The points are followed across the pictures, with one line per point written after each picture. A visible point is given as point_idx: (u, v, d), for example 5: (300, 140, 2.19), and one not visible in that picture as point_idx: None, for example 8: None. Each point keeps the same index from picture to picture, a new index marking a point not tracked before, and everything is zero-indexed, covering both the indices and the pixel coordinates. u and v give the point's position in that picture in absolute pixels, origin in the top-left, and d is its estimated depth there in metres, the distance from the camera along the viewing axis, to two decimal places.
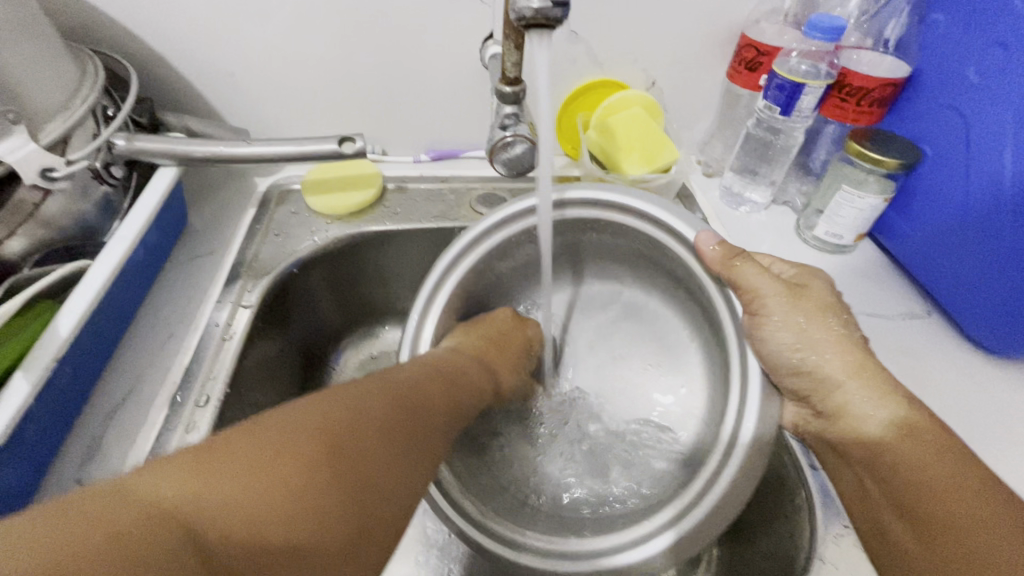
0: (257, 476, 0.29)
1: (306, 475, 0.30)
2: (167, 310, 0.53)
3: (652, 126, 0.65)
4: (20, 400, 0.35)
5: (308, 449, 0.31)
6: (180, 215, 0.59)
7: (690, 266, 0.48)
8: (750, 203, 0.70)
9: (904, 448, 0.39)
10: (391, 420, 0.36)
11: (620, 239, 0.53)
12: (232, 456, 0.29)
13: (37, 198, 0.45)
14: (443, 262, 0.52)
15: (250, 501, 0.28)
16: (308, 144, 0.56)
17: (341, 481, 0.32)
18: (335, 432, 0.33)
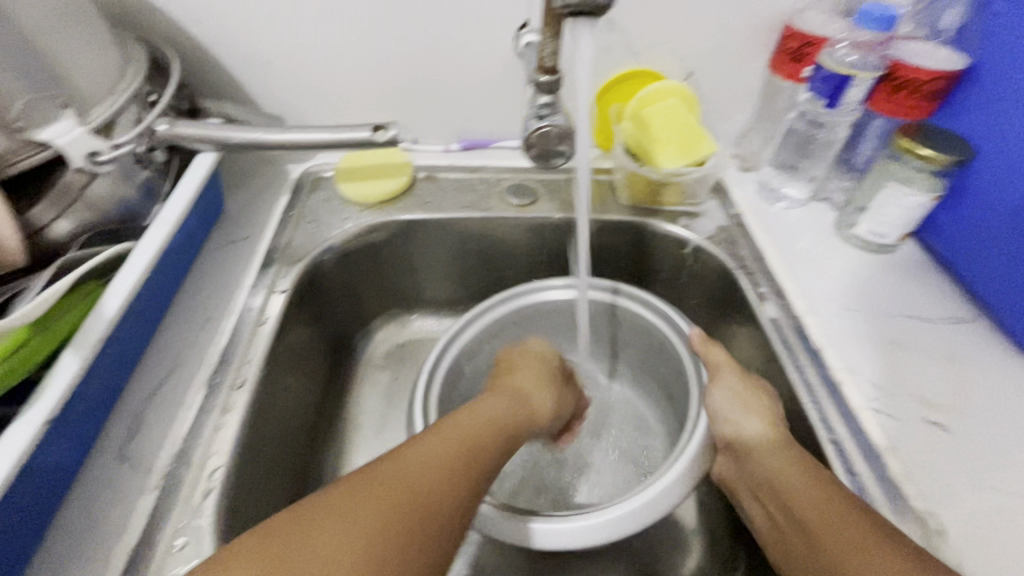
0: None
1: (287, 569, 0.28)
2: (205, 294, 0.54)
3: (689, 119, 0.63)
4: (69, 377, 0.36)
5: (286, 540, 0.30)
6: (218, 200, 0.60)
7: (674, 344, 0.58)
8: (788, 199, 0.68)
9: (760, 448, 0.47)
10: (386, 485, 0.34)
11: (644, 335, 0.62)
12: (249, 556, 0.29)
13: (84, 181, 0.46)
14: (481, 308, 0.62)
15: None
16: (342, 132, 0.56)
17: (405, 524, 0.33)
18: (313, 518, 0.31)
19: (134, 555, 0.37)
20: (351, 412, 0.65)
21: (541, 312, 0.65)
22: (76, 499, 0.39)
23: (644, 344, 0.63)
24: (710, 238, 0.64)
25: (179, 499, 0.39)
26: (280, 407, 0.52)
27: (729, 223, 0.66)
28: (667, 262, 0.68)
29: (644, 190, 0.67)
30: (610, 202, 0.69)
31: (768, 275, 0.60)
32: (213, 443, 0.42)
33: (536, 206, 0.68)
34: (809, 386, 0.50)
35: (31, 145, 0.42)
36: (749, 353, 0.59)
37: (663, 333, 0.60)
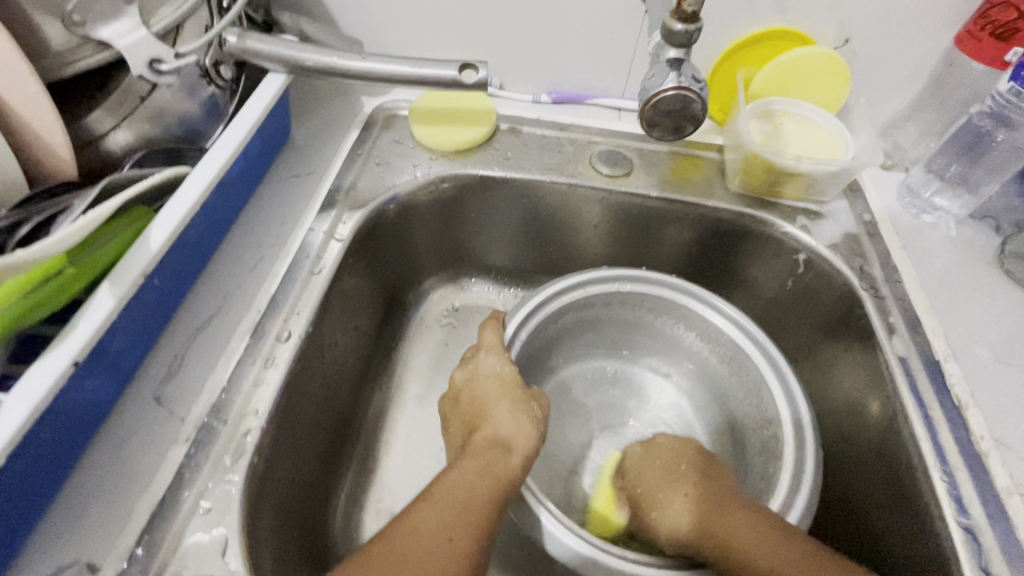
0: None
1: (443, 530, 0.34)
2: (260, 229, 0.50)
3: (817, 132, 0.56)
4: (104, 313, 0.33)
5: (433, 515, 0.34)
6: (284, 127, 0.54)
7: (756, 363, 0.52)
8: (937, 212, 0.56)
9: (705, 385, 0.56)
10: (467, 458, 0.39)
11: (716, 348, 0.56)
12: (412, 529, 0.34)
13: (145, 88, 0.42)
14: (554, 288, 0.54)
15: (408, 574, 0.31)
16: (426, 66, 0.49)
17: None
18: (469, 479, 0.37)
19: (157, 511, 0.34)
20: (396, 373, 0.61)
21: (606, 302, 0.57)
22: (107, 437, 0.37)
23: (725, 357, 0.55)
24: (834, 246, 0.54)
25: (210, 458, 0.36)
26: (325, 362, 0.48)
27: (858, 230, 0.55)
28: (773, 265, 0.58)
29: (761, 178, 0.56)
30: (716, 185, 0.59)
31: (902, 302, 0.49)
32: (252, 400, 0.39)
33: (630, 179, 0.59)
34: (941, 451, 0.41)
35: (90, 44, 0.38)
36: (863, 388, 0.49)
37: (740, 345, 0.53)
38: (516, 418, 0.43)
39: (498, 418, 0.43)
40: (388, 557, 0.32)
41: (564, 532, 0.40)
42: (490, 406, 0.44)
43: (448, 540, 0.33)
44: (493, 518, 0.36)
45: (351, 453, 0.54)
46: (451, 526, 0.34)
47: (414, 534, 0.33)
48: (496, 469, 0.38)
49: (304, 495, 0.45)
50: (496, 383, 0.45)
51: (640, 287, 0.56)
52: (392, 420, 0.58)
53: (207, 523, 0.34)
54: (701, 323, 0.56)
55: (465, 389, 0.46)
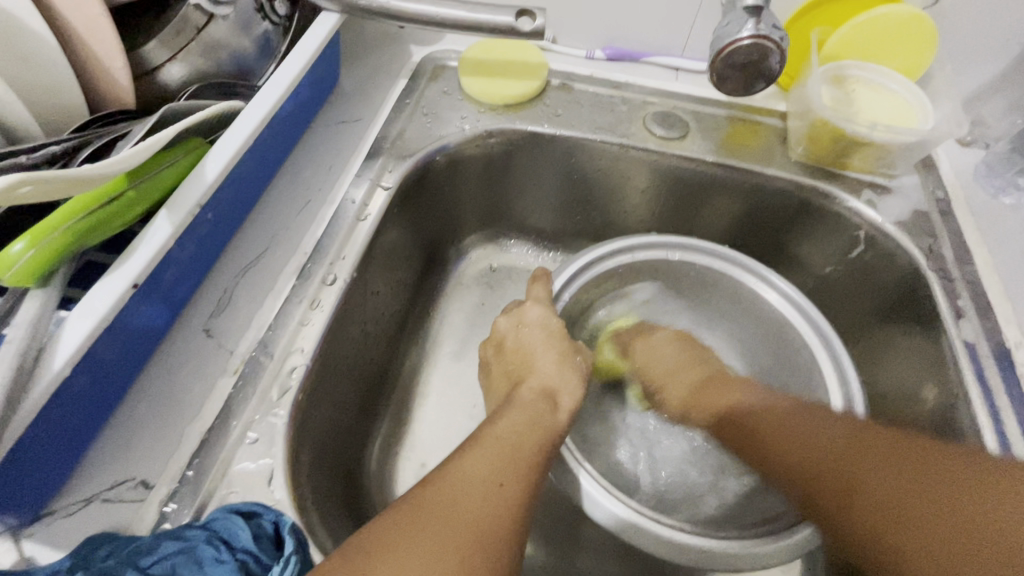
0: (458, 501, 0.31)
1: (499, 467, 0.34)
2: (307, 173, 0.50)
3: (888, 104, 0.52)
4: (162, 239, 0.33)
5: (492, 453, 0.35)
6: (333, 72, 0.54)
7: (808, 340, 0.50)
8: (1017, 194, 0.52)
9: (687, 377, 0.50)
10: (517, 410, 0.39)
11: (765, 324, 0.54)
12: (472, 463, 0.34)
13: (202, 20, 0.42)
14: (598, 251, 0.53)
15: (469, 501, 0.31)
16: (482, 10, 0.47)
17: (486, 505, 0.31)
18: (523, 430, 0.37)
19: (207, 438, 0.35)
20: (432, 328, 0.61)
21: (652, 269, 0.55)
22: (158, 364, 0.37)
23: (774, 334, 0.53)
24: (901, 223, 0.51)
25: (257, 390, 0.37)
26: (366, 310, 0.48)
27: (930, 208, 0.51)
28: (830, 243, 0.55)
29: (827, 146, 0.52)
30: (776, 153, 0.56)
31: (973, 285, 0.46)
32: (297, 338, 0.39)
33: (684, 142, 0.56)
34: (1005, 440, 0.39)
35: None
36: (920, 373, 0.47)
37: (790, 322, 0.51)
38: (560, 371, 0.43)
39: (542, 369, 0.43)
40: (440, 495, 0.31)
41: (601, 491, 0.40)
42: (534, 359, 0.44)
43: (500, 486, 0.33)
44: (540, 470, 0.36)
45: (387, 403, 0.54)
46: (501, 473, 0.34)
47: (474, 463, 0.34)
48: (543, 421, 0.38)
49: (342, 437, 0.46)
50: (541, 334, 0.45)
51: (686, 256, 0.54)
52: (427, 374, 0.58)
53: (254, 453, 0.35)
54: (751, 299, 0.54)
55: (509, 339, 0.46)
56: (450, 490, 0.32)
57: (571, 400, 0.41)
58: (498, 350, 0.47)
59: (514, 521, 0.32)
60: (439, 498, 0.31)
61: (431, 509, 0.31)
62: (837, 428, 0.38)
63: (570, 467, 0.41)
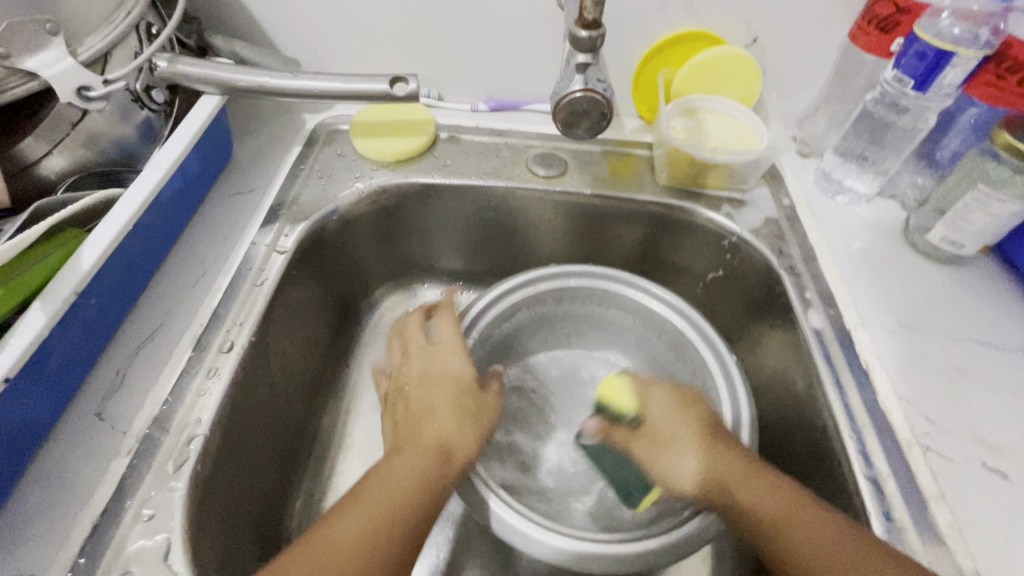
0: (333, 556, 0.34)
1: (384, 520, 0.37)
2: (203, 247, 0.51)
3: (733, 132, 0.59)
4: (36, 331, 0.34)
5: (379, 506, 0.37)
6: (224, 147, 0.56)
7: (692, 338, 0.55)
8: (849, 193, 0.60)
9: (683, 435, 0.46)
10: (407, 456, 0.41)
11: (660, 334, 0.58)
12: (358, 514, 0.37)
13: (76, 115, 0.43)
14: (499, 290, 0.56)
15: (344, 555, 0.34)
16: (356, 81, 0.51)
17: (356, 559, 0.34)
18: (417, 481, 0.39)
19: (99, 522, 0.35)
20: (352, 379, 0.62)
21: (553, 297, 0.59)
22: (47, 455, 0.37)
23: (667, 342, 0.58)
24: (756, 231, 0.57)
25: (152, 466, 0.37)
26: (273, 371, 0.49)
27: (779, 215, 0.59)
28: (702, 253, 0.62)
29: (685, 170, 0.59)
30: (647, 180, 0.62)
31: (818, 278, 0.53)
32: (193, 410, 0.40)
33: (565, 178, 0.62)
34: (851, 411, 0.44)
35: (17, 75, 0.39)
36: (786, 359, 0.53)
37: (678, 328, 0.56)
38: (454, 403, 0.46)
39: (442, 418, 0.44)
40: (319, 552, 0.34)
41: (514, 514, 0.42)
42: (433, 409, 0.45)
43: (373, 536, 0.36)
44: (422, 523, 0.38)
45: (307, 460, 0.55)
46: (377, 522, 0.36)
47: (361, 516, 0.36)
48: (430, 475, 0.40)
49: (258, 501, 0.46)
50: (442, 383, 0.47)
51: (580, 283, 0.58)
52: (348, 426, 0.59)
53: (148, 529, 0.35)
54: (643, 311, 0.58)
55: (408, 386, 0.48)
56: (324, 546, 0.35)
57: (467, 443, 0.44)
58: (399, 390, 0.49)
59: (396, 562, 0.36)
60: (311, 542, 0.35)
61: (310, 558, 0.34)
62: (821, 522, 0.38)
63: (481, 496, 0.42)
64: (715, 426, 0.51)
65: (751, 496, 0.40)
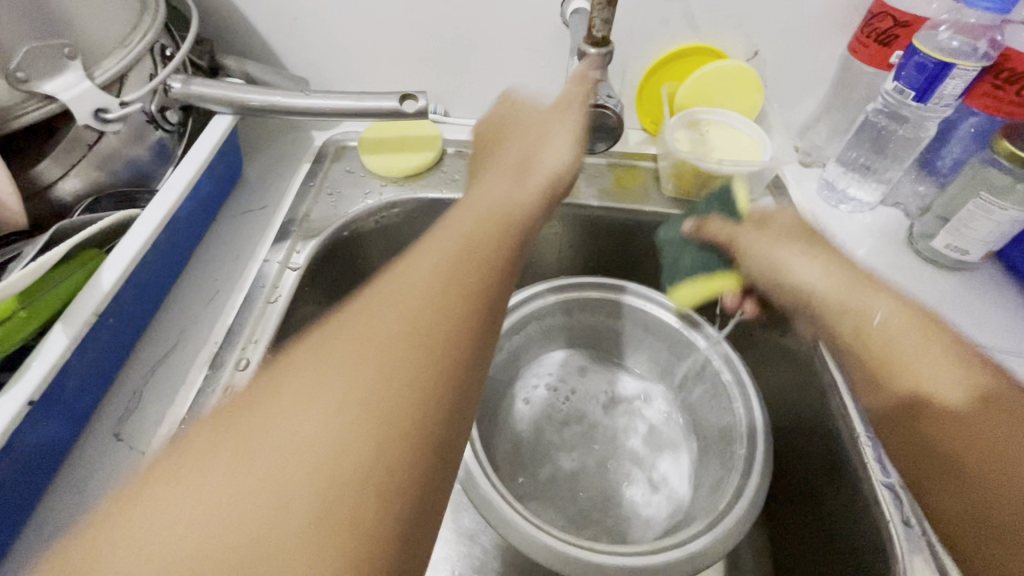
0: (297, 410, 0.22)
1: (395, 350, 0.24)
2: (216, 266, 0.52)
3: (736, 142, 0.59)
4: (58, 353, 0.34)
5: (398, 333, 0.25)
6: (235, 165, 0.57)
7: (704, 347, 0.55)
8: (852, 202, 0.61)
9: (880, 310, 0.42)
10: (445, 270, 0.28)
11: (670, 342, 0.59)
12: (357, 340, 0.25)
13: (92, 138, 0.44)
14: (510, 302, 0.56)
15: (298, 424, 0.22)
16: (367, 99, 0.52)
17: (309, 468, 0.21)
18: (470, 285, 0.28)
19: None
20: None
21: (564, 307, 0.59)
22: (65, 477, 0.37)
23: (678, 350, 0.58)
24: None
25: None
26: None
27: None
28: None
29: (691, 181, 0.60)
30: (652, 192, 0.63)
31: None
32: None
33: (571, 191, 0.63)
34: (864, 419, 0.45)
35: (34, 98, 0.39)
36: (796, 366, 0.53)
37: (688, 338, 0.56)
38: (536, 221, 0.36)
39: (545, 161, 0.40)
40: (312, 365, 0.24)
41: (542, 533, 0.42)
42: (541, 134, 0.42)
43: (370, 363, 0.24)
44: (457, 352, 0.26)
45: None
46: (414, 318, 0.26)
47: (340, 368, 0.23)
48: (459, 280, 0.28)
49: None
50: (539, 112, 0.44)
51: (591, 293, 0.59)
52: None
53: None
54: (654, 321, 0.58)
55: (499, 126, 0.45)
56: (316, 372, 0.23)
57: (496, 265, 0.30)
58: (479, 150, 0.46)
59: (421, 410, 0.23)
60: (341, 328, 0.25)
61: (270, 401, 0.23)
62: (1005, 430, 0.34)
63: (507, 517, 0.42)
64: (728, 434, 0.51)
65: (931, 371, 0.38)
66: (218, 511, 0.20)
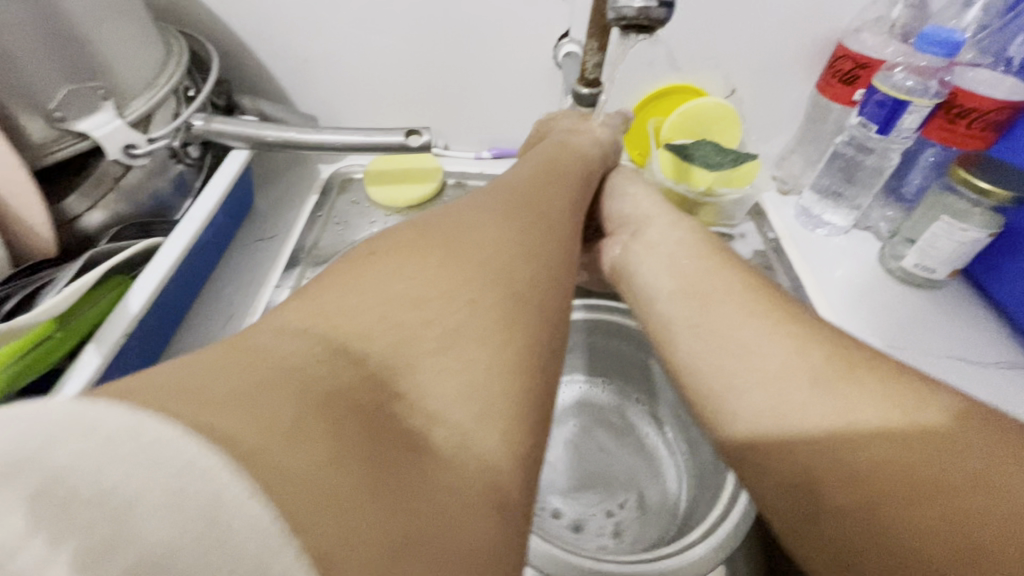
0: (314, 387, 0.20)
1: (468, 281, 0.27)
2: (229, 291, 0.54)
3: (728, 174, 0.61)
4: (90, 373, 0.36)
5: (490, 283, 0.28)
6: (247, 197, 0.60)
7: None
8: (828, 226, 0.65)
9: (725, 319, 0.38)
10: (509, 225, 0.32)
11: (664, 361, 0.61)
12: (427, 263, 0.28)
13: (119, 172, 0.47)
14: None
15: (354, 373, 0.21)
16: (375, 134, 0.55)
17: (367, 412, 0.20)
18: (542, 251, 0.32)
19: None
20: None
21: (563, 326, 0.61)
22: None
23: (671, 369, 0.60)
24: (747, 262, 0.62)
25: None
26: None
27: (766, 247, 0.63)
28: None
29: (678, 208, 0.64)
30: None
31: (807, 304, 0.57)
32: None
33: None
34: None
35: (69, 136, 0.43)
36: None
37: None
38: (556, 214, 0.37)
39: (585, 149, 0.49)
40: (390, 265, 0.27)
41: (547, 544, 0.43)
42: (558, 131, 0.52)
43: (459, 290, 0.27)
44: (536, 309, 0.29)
45: None
46: (474, 279, 0.28)
47: (403, 288, 0.26)
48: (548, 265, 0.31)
49: None
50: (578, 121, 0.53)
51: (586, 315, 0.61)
52: None
53: None
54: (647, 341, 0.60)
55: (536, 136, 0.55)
56: (376, 305, 0.25)
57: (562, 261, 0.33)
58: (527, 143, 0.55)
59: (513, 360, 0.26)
60: (352, 274, 0.27)
61: (275, 350, 0.21)
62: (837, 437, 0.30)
63: None
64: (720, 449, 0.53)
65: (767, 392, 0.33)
66: (293, 465, 0.16)
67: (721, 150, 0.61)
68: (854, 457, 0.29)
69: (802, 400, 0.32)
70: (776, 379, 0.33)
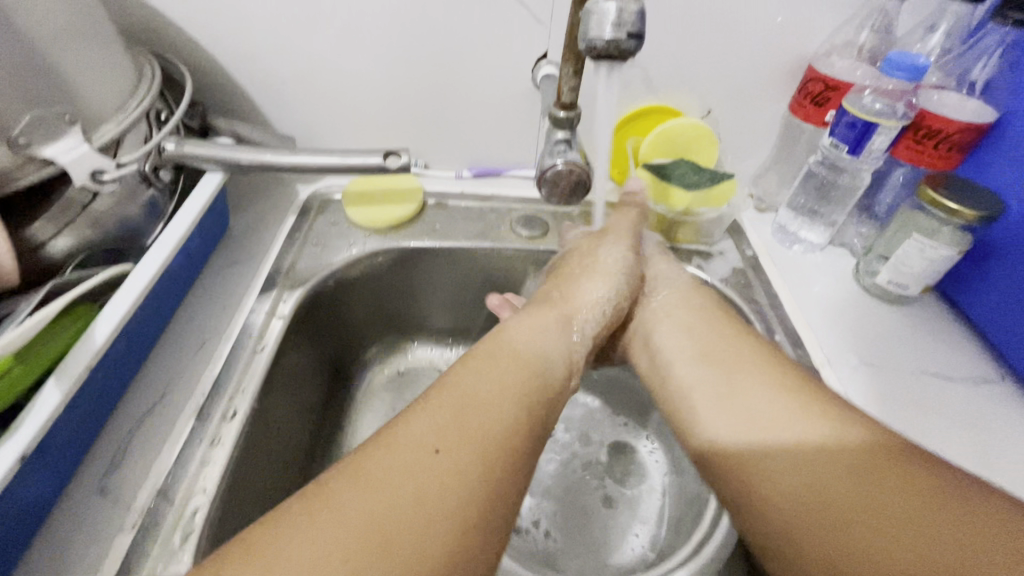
0: (379, 483, 0.29)
1: (461, 418, 0.33)
2: (202, 317, 0.53)
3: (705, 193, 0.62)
4: (50, 410, 0.35)
5: (492, 437, 0.33)
6: (222, 220, 0.59)
7: None
8: (804, 243, 0.66)
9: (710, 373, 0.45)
10: (506, 374, 0.38)
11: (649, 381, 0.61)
12: (454, 396, 0.35)
13: (86, 198, 0.46)
14: None
15: (384, 491, 0.29)
16: (353, 156, 0.55)
17: (413, 499, 0.29)
18: (541, 402, 0.38)
19: None
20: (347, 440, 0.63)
21: None
22: (49, 537, 0.37)
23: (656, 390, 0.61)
24: (726, 280, 0.62)
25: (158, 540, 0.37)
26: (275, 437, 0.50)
27: (744, 266, 0.64)
28: None
29: (657, 227, 0.65)
30: None
31: (785, 322, 0.57)
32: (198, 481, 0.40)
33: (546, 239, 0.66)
34: None
35: (34, 162, 0.41)
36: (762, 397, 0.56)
37: None
38: (553, 324, 0.46)
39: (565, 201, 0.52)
40: (448, 397, 0.35)
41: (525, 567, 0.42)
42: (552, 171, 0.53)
43: (471, 442, 0.32)
44: (528, 443, 0.35)
45: None
46: (442, 439, 0.32)
47: (399, 467, 0.30)
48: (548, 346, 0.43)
49: None
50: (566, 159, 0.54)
51: None
52: None
53: None
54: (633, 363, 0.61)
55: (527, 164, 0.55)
56: (392, 451, 0.31)
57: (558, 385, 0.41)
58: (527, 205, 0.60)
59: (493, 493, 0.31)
60: (386, 440, 0.32)
61: (364, 469, 0.30)
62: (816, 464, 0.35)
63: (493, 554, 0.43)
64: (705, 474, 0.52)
65: (733, 418, 0.41)
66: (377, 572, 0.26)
67: (698, 169, 0.62)
68: (810, 479, 0.35)
69: (773, 434, 0.38)
70: (755, 411, 0.40)
